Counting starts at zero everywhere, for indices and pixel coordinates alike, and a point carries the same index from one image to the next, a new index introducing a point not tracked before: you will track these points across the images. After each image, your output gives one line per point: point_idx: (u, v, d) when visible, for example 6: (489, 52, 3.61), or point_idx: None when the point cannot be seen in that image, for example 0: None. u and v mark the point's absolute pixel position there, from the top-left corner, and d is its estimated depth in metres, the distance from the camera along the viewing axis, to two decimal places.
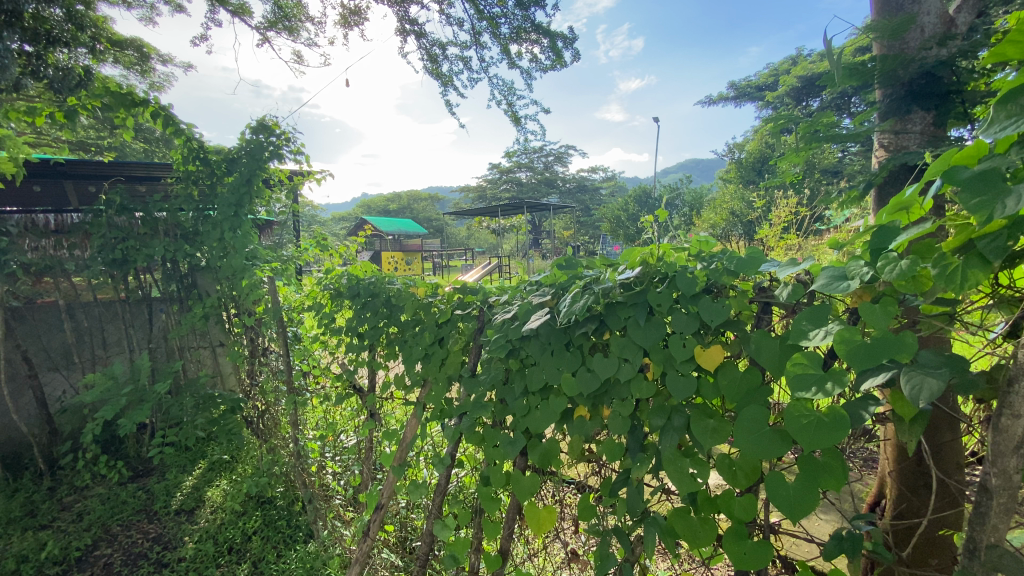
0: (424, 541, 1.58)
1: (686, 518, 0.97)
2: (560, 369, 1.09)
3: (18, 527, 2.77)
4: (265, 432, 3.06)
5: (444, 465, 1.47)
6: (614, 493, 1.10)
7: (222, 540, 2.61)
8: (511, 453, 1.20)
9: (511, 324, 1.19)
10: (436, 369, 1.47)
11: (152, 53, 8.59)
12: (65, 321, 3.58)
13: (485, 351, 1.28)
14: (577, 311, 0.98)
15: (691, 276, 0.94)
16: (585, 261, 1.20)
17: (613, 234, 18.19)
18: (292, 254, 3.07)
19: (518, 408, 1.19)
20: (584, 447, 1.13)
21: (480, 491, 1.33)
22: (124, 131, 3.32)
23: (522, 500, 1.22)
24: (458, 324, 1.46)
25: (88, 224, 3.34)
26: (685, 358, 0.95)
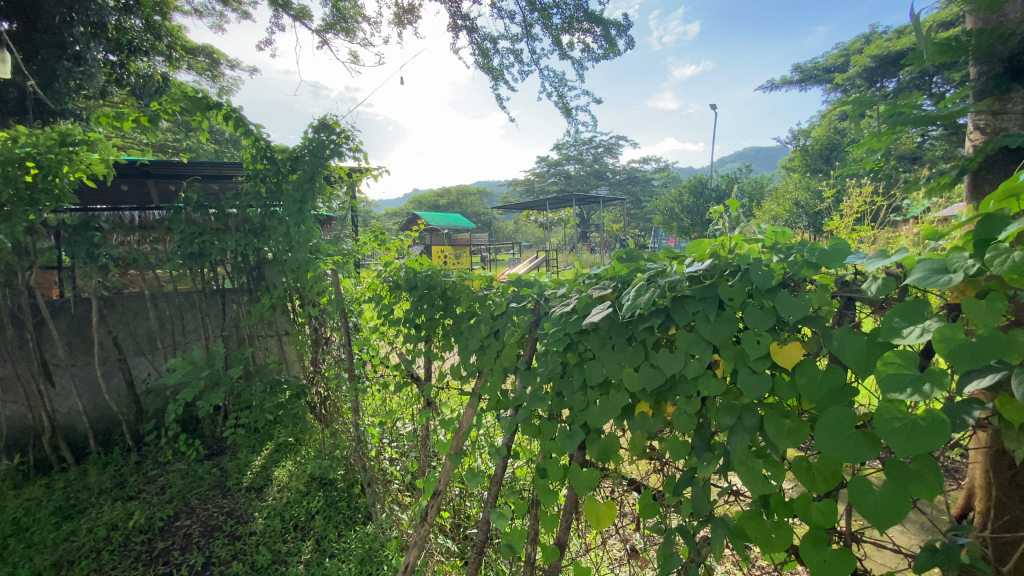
0: (480, 529, 1.61)
1: (758, 520, 0.93)
2: (622, 363, 1.07)
3: (110, 497, 3.05)
4: (327, 418, 3.20)
5: (500, 455, 1.48)
6: (677, 492, 1.07)
7: (288, 517, 2.78)
8: (569, 447, 1.19)
9: (569, 317, 1.18)
10: (492, 360, 1.47)
11: (222, 59, 9.26)
12: (150, 310, 3.93)
13: (542, 343, 1.28)
14: (641, 305, 0.96)
15: (766, 269, 0.90)
16: (648, 253, 1.17)
17: (666, 227, 17.72)
18: (352, 248, 3.14)
19: (575, 403, 1.18)
20: (645, 444, 1.11)
21: (536, 483, 1.32)
22: (201, 133, 3.53)
23: (581, 494, 1.20)
24: (513, 317, 1.45)
25: (169, 220, 3.61)
26: (760, 355, 0.90)
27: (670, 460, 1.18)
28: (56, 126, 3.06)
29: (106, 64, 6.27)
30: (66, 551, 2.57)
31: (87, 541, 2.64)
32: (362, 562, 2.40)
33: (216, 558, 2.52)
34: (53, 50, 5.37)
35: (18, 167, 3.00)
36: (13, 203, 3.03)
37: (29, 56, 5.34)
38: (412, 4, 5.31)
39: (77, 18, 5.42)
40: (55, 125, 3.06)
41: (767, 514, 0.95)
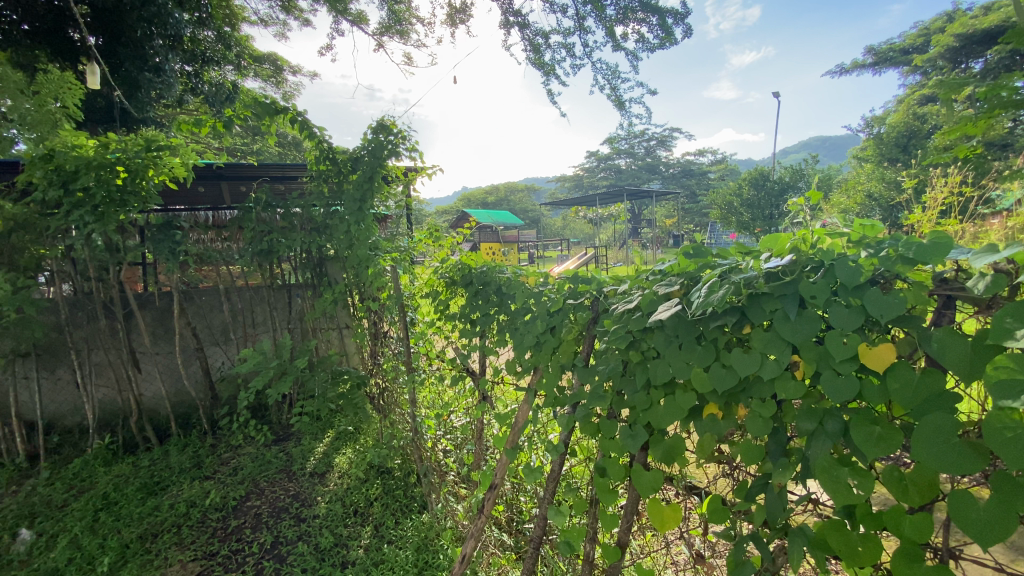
0: (537, 525, 1.61)
1: (842, 532, 0.88)
2: (690, 363, 1.03)
3: (189, 477, 3.30)
4: (384, 409, 3.31)
5: (558, 452, 1.47)
6: (750, 498, 1.03)
7: (349, 502, 2.91)
8: (631, 447, 1.17)
9: (632, 315, 1.16)
10: (549, 356, 1.47)
11: (285, 65, 9.85)
12: (224, 303, 4.23)
13: (602, 341, 1.26)
14: (714, 302, 0.93)
15: (854, 265, 0.85)
16: (716, 249, 1.13)
17: (723, 222, 17.02)
18: (407, 245, 3.12)
19: (638, 403, 1.15)
20: (715, 447, 1.07)
21: (596, 482, 1.31)
22: (269, 137, 3.71)
23: (644, 495, 1.18)
24: (571, 313, 1.43)
25: (242, 220, 3.86)
26: (846, 357, 0.85)
27: (740, 464, 1.13)
28: (142, 133, 3.33)
29: (183, 74, 6.76)
30: (152, 524, 2.81)
31: (169, 516, 2.87)
32: (418, 549, 2.47)
33: (283, 538, 2.66)
34: (136, 62, 5.84)
35: (110, 171, 3.28)
36: (106, 204, 3.32)
37: (115, 69, 5.83)
38: (465, 3, 5.36)
39: (156, 31, 5.86)
40: (141, 132, 3.33)
41: (852, 526, 0.89)
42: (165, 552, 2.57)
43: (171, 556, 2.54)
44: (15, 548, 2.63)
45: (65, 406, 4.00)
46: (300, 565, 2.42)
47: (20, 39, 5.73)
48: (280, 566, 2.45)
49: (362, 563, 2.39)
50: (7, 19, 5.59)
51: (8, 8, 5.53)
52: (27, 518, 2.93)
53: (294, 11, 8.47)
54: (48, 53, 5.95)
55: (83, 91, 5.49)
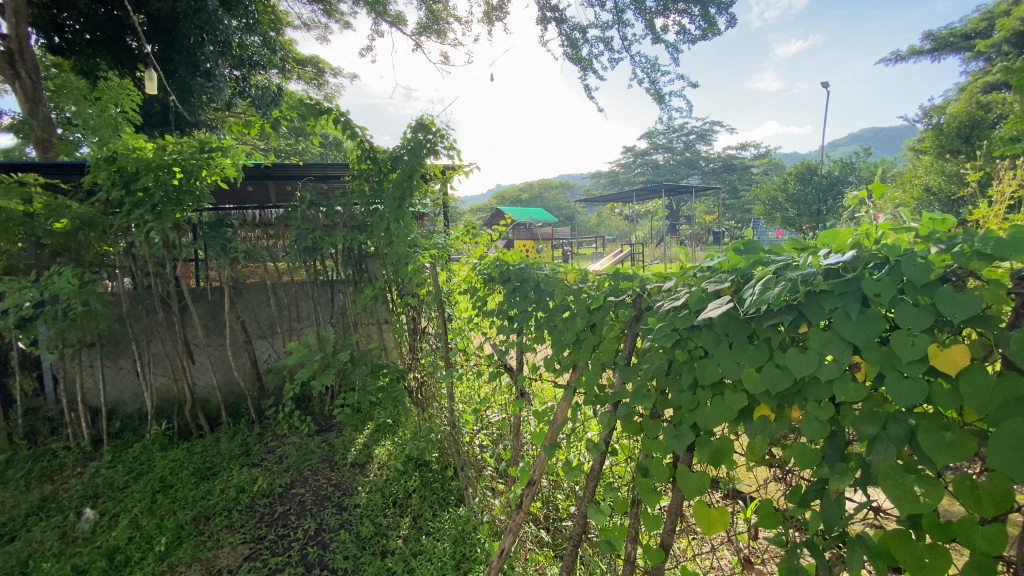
0: (578, 523, 1.61)
1: (906, 542, 0.84)
2: (741, 362, 1.00)
3: (238, 463, 3.46)
4: (422, 403, 3.37)
5: (598, 451, 1.46)
6: (804, 503, 0.99)
7: (389, 493, 2.98)
8: (677, 448, 1.15)
9: (678, 312, 1.14)
10: (589, 354, 1.46)
11: (326, 68, 10.16)
12: (271, 298, 4.41)
13: (646, 339, 1.24)
14: (770, 300, 0.90)
15: (923, 262, 0.81)
16: (769, 245, 1.10)
17: (767, 218, 16.43)
18: (446, 242, 3.14)
19: (684, 403, 1.13)
20: (767, 450, 1.04)
21: (639, 482, 1.29)
22: (313, 137, 3.82)
23: (689, 497, 1.15)
24: (612, 311, 1.42)
25: (288, 218, 4.01)
26: (913, 359, 0.80)
27: (793, 468, 1.10)
28: (196, 135, 3.50)
29: (232, 79, 7.06)
30: (204, 507, 2.96)
31: (220, 500, 3.02)
32: (455, 542, 2.51)
33: (326, 526, 2.75)
34: (190, 69, 6.13)
35: (167, 172, 3.46)
36: (164, 203, 3.51)
37: (170, 74, 6.13)
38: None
39: (207, 38, 6.14)
40: (195, 135, 3.49)
41: (917, 536, 0.85)
42: (216, 534, 2.71)
43: (222, 538, 2.67)
44: (80, 526, 2.82)
45: (125, 394, 4.27)
46: (342, 552, 2.50)
47: (82, 47, 6.16)
48: (323, 552, 2.53)
49: (401, 553, 2.45)
50: (70, 28, 6.02)
51: (71, 17, 5.96)
52: (93, 498, 3.14)
53: (334, 15, 8.69)
54: (108, 60, 6.37)
55: (139, 95, 5.85)
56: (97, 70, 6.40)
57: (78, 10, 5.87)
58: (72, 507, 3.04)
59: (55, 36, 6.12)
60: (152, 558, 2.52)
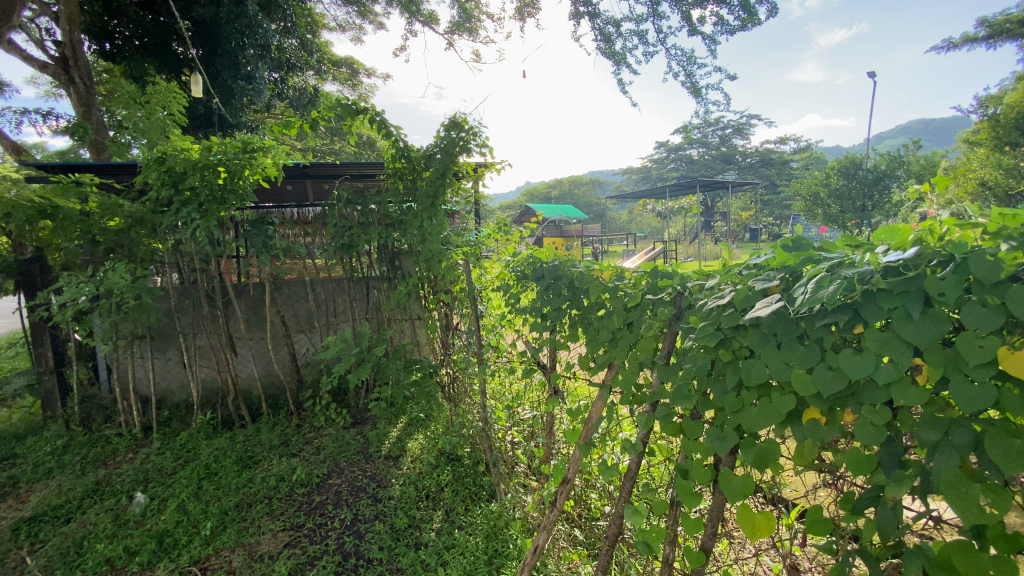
0: (614, 522, 1.60)
1: (970, 554, 0.80)
2: (791, 363, 0.97)
3: (277, 453, 3.58)
4: (454, 398, 3.40)
5: (636, 451, 1.44)
6: (857, 510, 0.96)
7: (422, 486, 3.02)
8: (719, 449, 1.12)
9: (723, 311, 1.11)
10: (626, 353, 1.44)
11: (361, 69, 10.37)
12: (310, 294, 4.55)
13: (687, 339, 1.21)
14: (825, 297, 0.86)
15: (992, 260, 0.77)
16: (819, 242, 1.07)
17: (808, 214, 15.83)
18: (478, 239, 3.15)
19: (727, 404, 1.10)
20: (817, 454, 1.00)
21: (678, 484, 1.27)
22: (349, 137, 3.89)
23: (732, 501, 1.12)
24: (649, 309, 1.40)
25: (326, 216, 4.11)
26: (981, 362, 0.77)
27: (845, 474, 1.06)
28: (239, 136, 3.62)
29: (271, 82, 7.28)
30: (246, 495, 3.07)
31: (261, 488, 3.13)
32: (488, 537, 2.53)
33: (362, 516, 2.82)
34: (231, 72, 6.35)
35: (212, 172, 3.59)
36: (209, 202, 3.65)
37: (213, 78, 6.36)
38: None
39: (248, 42, 6.33)
40: (239, 136, 3.61)
41: (981, 547, 0.81)
42: (258, 521, 2.81)
43: (263, 525, 2.77)
44: (132, 509, 2.98)
45: (173, 384, 4.48)
46: (378, 543, 2.55)
47: (131, 53, 6.43)
48: (359, 542, 2.59)
49: (435, 546, 2.49)
50: (121, 35, 6.31)
51: (121, 25, 6.26)
52: (144, 483, 3.31)
53: (368, 16, 8.83)
54: (155, 66, 6.61)
55: (185, 98, 6.10)
56: (146, 76, 6.65)
57: (127, 17, 6.15)
58: (125, 491, 3.21)
59: (106, 43, 6.44)
60: (199, 542, 2.64)
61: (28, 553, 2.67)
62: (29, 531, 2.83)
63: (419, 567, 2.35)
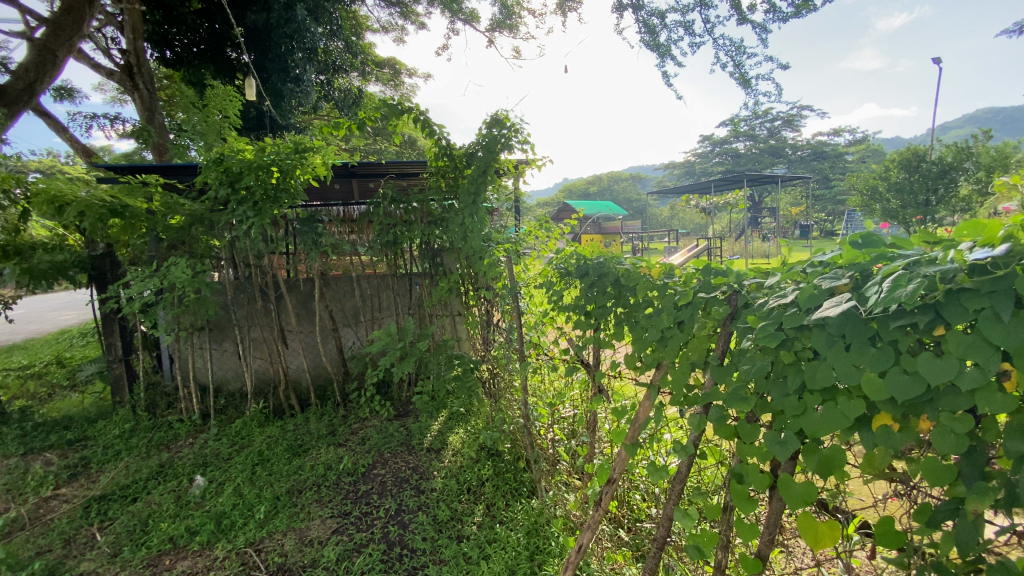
0: (662, 525, 1.57)
1: None
2: (861, 366, 0.92)
3: (325, 443, 3.71)
4: (495, 394, 3.43)
5: (687, 454, 1.41)
6: (933, 523, 0.91)
7: (463, 480, 3.07)
8: (779, 455, 1.08)
9: (785, 310, 1.07)
10: (677, 352, 1.40)
11: (403, 69, 10.57)
12: (356, 289, 4.69)
13: (745, 338, 1.17)
14: (904, 298, 0.82)
15: None
16: (892, 239, 1.01)
17: (864, 210, 15.00)
18: (519, 237, 3.15)
19: (788, 407, 1.06)
20: (888, 463, 0.94)
21: (733, 489, 1.23)
22: (393, 136, 3.96)
23: (793, 508, 1.08)
24: (702, 307, 1.36)
25: (372, 214, 4.22)
26: None
27: (919, 485, 1.00)
28: (291, 137, 3.75)
29: (319, 84, 7.51)
30: (296, 482, 3.20)
31: (310, 476, 3.26)
32: (529, 533, 2.54)
33: (405, 507, 2.89)
34: (282, 75, 6.60)
35: (266, 172, 3.74)
36: (264, 201, 3.81)
37: (265, 81, 6.62)
38: None
39: (297, 46, 6.56)
40: (291, 137, 3.75)
41: None
42: (308, 507, 2.93)
43: (313, 511, 2.88)
44: (192, 492, 3.16)
45: (229, 373, 4.72)
46: (421, 533, 2.61)
47: (190, 59, 6.82)
48: (403, 532, 2.65)
49: (476, 540, 2.52)
50: (180, 42, 6.73)
51: (179, 33, 6.69)
52: (203, 467, 3.50)
53: (410, 16, 8.98)
54: (212, 71, 6.86)
55: (240, 101, 6.38)
56: (202, 81, 6.89)
57: (185, 24, 6.59)
58: (185, 474, 3.41)
59: (167, 50, 6.84)
60: (254, 525, 2.77)
61: (99, 529, 2.86)
62: (100, 508, 3.04)
63: (461, 559, 2.39)
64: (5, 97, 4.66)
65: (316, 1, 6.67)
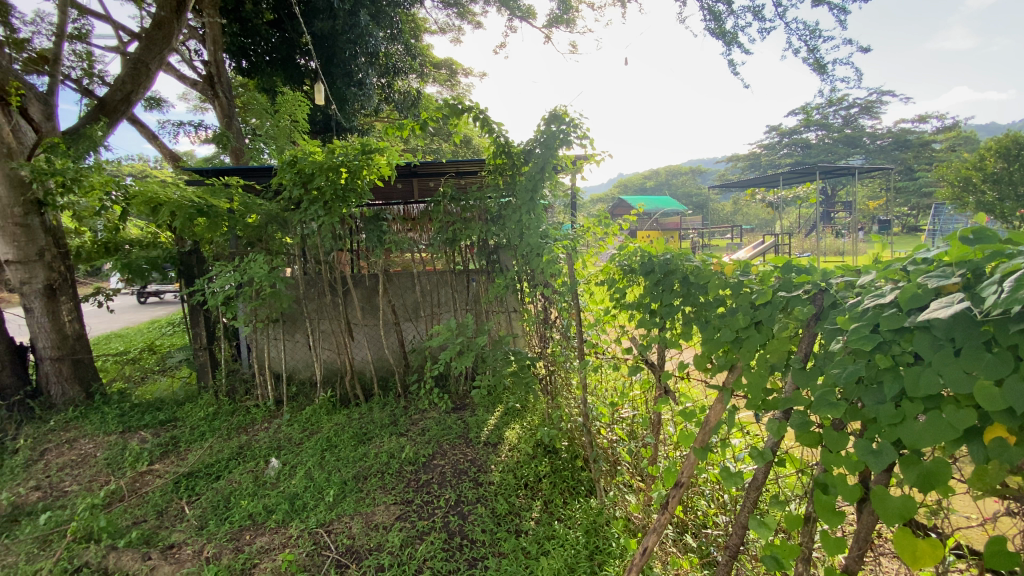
0: (736, 533, 1.51)
1: None
2: (972, 373, 0.84)
3: (388, 432, 3.86)
4: (551, 391, 3.43)
5: (764, 460, 1.35)
6: None
7: (520, 474, 3.10)
8: (872, 465, 1.01)
9: (882, 311, 1.00)
10: (754, 354, 1.35)
11: (459, 69, 10.76)
12: (417, 285, 4.84)
13: (833, 340, 1.10)
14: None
15: None
16: (1012, 233, 0.92)
17: (956, 203, 13.66)
18: (578, 233, 3.11)
19: (883, 415, 0.98)
20: (1004, 478, 0.85)
21: (817, 499, 1.16)
22: (452, 134, 4.02)
23: (887, 523, 1.00)
24: (783, 307, 1.29)
25: (432, 211, 4.33)
26: None
27: None
28: (359, 138, 3.86)
29: (380, 86, 7.80)
30: (362, 468, 3.35)
31: (374, 463, 3.40)
32: (588, 532, 2.53)
33: (465, 498, 2.95)
34: (346, 80, 6.90)
35: (335, 173, 3.92)
36: (333, 200, 4.01)
37: (332, 86, 6.93)
38: None
39: (360, 51, 6.81)
40: (358, 138, 3.88)
41: None
42: (373, 493, 3.06)
43: (377, 497, 3.00)
44: (268, 473, 3.38)
45: (300, 363, 5.00)
46: (480, 525, 2.66)
47: (263, 67, 7.20)
48: (462, 523, 2.71)
49: (535, 535, 2.55)
50: (254, 51, 7.08)
51: (254, 43, 7.04)
52: (277, 450, 3.75)
53: (467, 16, 9.10)
54: (283, 78, 7.29)
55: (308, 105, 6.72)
56: (274, 87, 7.35)
57: (259, 35, 6.92)
58: (262, 456, 3.66)
59: (243, 59, 7.24)
60: (324, 507, 2.93)
61: (187, 503, 3.13)
62: (188, 484, 3.33)
63: (520, 553, 2.42)
64: (105, 107, 5.22)
65: (378, 7, 6.90)
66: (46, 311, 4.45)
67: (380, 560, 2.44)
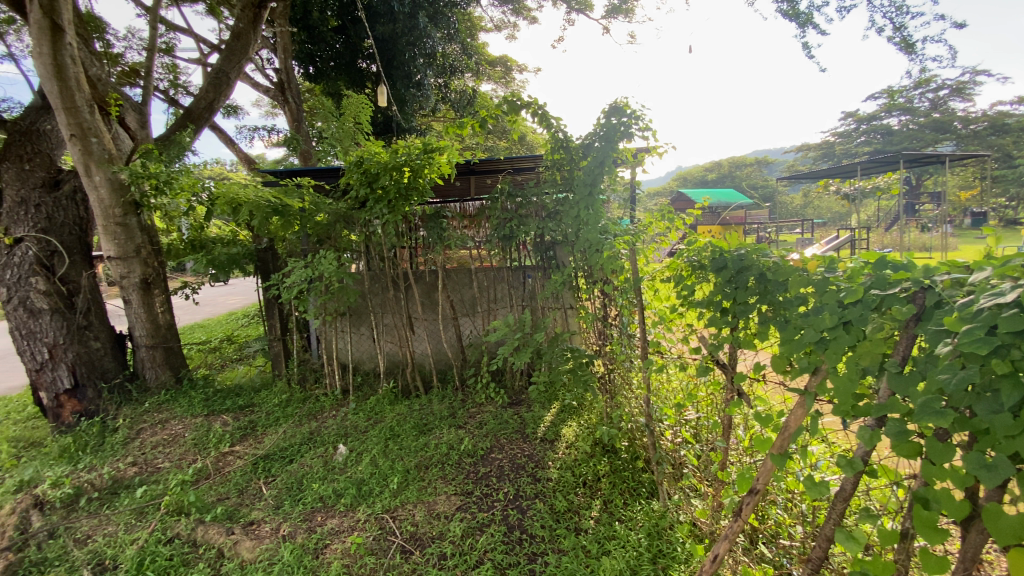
0: (820, 545, 1.43)
1: None
2: None
3: (447, 424, 3.96)
4: (609, 389, 3.38)
5: (854, 470, 1.26)
6: None
7: (579, 473, 3.09)
8: (986, 481, 0.92)
9: (1001, 311, 0.90)
10: (842, 356, 1.26)
11: (514, 66, 10.79)
12: (475, 281, 4.91)
13: (939, 344, 1.02)
14: None
15: None
16: None
17: None
18: (638, 229, 3.03)
19: (998, 426, 0.91)
20: None
21: (916, 514, 1.08)
22: (510, 131, 4.03)
23: (1001, 545, 0.92)
24: (876, 306, 1.20)
25: (490, 208, 4.37)
26: None
27: None
28: (421, 137, 3.98)
29: (438, 87, 7.96)
30: (423, 458, 3.46)
31: (435, 454, 3.50)
32: (650, 535, 2.48)
33: (523, 493, 2.97)
34: (405, 81, 7.10)
35: (398, 172, 4.05)
36: (396, 198, 4.15)
37: (394, 88, 7.15)
38: None
39: (419, 52, 6.98)
40: (420, 138, 3.98)
41: None
42: (434, 483, 3.15)
43: (438, 487, 3.09)
44: (337, 459, 3.56)
45: (365, 355, 5.22)
46: (539, 521, 2.67)
47: (329, 72, 7.54)
48: (521, 517, 2.74)
49: (594, 534, 2.53)
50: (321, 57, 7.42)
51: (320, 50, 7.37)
52: (344, 437, 3.94)
53: (523, 12, 9.09)
54: (347, 82, 7.61)
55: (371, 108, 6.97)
56: (339, 91, 7.68)
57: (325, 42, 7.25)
58: (331, 442, 3.86)
59: (311, 65, 7.60)
60: (388, 494, 3.05)
61: (264, 483, 3.36)
62: (265, 466, 3.57)
63: (580, 552, 2.41)
64: (191, 115, 5.66)
65: (435, 8, 7.04)
66: (142, 303, 4.87)
67: (442, 549, 2.51)
